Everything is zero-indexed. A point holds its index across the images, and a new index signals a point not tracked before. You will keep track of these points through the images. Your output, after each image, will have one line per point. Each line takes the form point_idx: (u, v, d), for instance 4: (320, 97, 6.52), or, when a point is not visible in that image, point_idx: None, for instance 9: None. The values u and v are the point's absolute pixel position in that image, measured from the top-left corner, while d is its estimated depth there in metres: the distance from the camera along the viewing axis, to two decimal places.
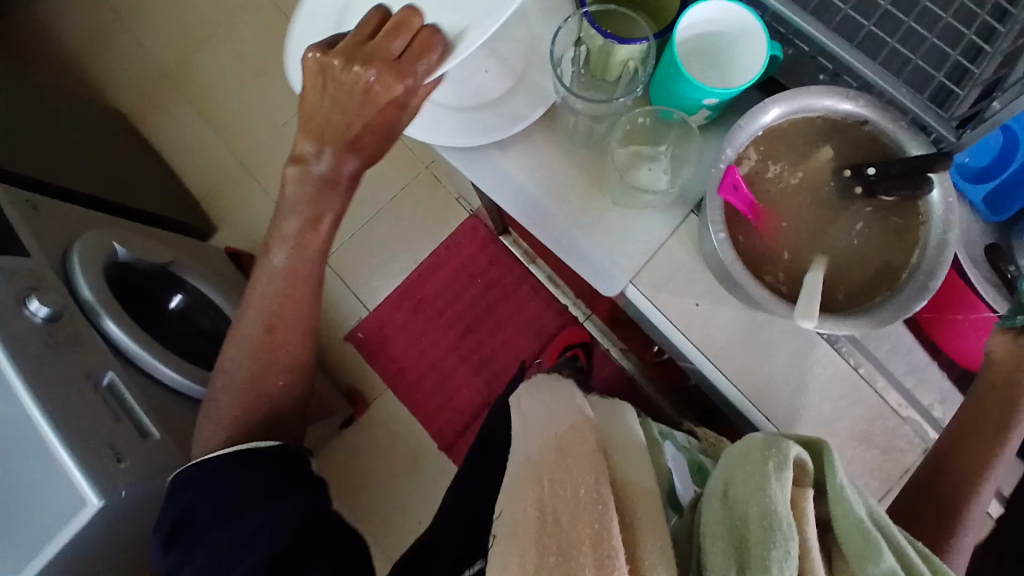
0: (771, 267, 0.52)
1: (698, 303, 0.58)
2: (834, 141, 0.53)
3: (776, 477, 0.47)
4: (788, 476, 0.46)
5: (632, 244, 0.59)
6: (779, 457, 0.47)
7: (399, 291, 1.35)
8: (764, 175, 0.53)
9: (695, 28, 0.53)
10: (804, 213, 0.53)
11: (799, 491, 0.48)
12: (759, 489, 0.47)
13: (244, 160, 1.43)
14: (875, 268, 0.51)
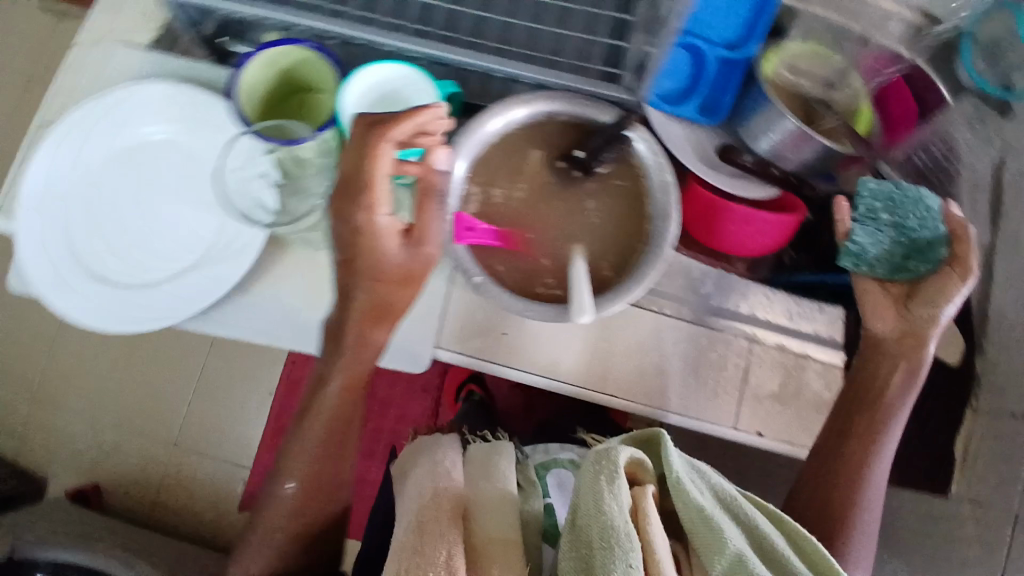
0: (539, 277, 0.64)
1: (506, 331, 0.71)
2: (535, 148, 0.66)
3: (609, 490, 0.52)
4: (619, 483, 0.52)
5: (436, 308, 0.70)
6: (610, 465, 0.53)
7: (274, 416, 1.36)
8: (496, 198, 0.65)
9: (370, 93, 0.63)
10: (546, 226, 0.65)
11: (638, 491, 0.54)
12: (598, 505, 0.51)
13: (43, 399, 1.39)
14: (614, 248, 0.66)
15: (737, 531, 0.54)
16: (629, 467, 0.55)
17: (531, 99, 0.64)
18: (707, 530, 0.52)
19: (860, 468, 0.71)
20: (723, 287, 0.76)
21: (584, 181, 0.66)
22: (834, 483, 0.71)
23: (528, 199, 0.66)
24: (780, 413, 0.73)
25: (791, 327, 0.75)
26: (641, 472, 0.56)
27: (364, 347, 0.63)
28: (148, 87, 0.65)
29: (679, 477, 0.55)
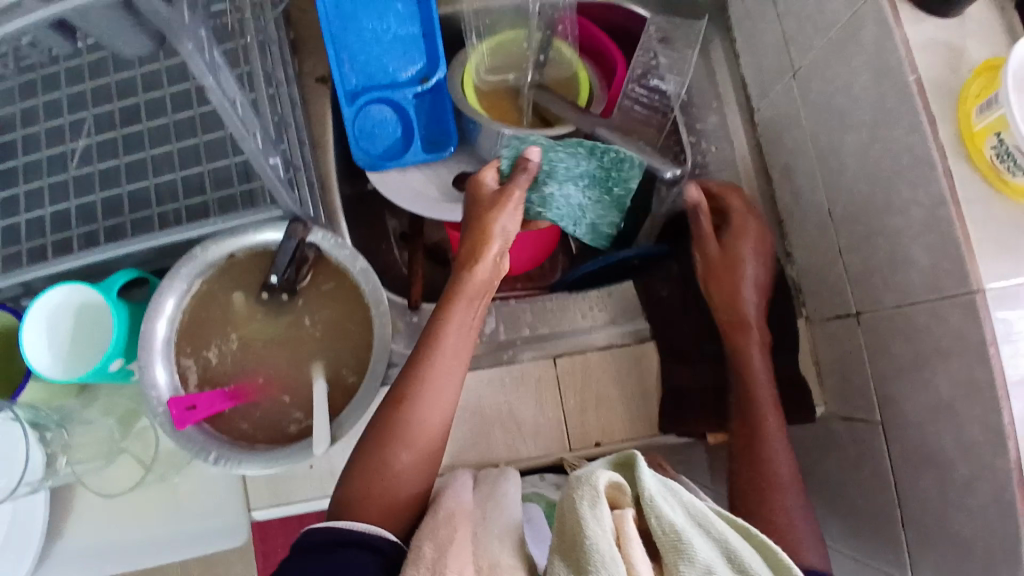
0: (286, 416, 0.62)
1: (313, 463, 0.66)
2: (236, 291, 0.64)
3: (591, 514, 0.44)
4: (602, 506, 0.44)
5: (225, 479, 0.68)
6: (590, 491, 0.45)
7: None
8: (212, 362, 0.63)
9: (51, 321, 0.61)
10: (271, 360, 0.63)
11: (620, 515, 0.46)
12: (579, 531, 0.44)
13: None
14: (347, 350, 0.63)
15: (709, 547, 0.45)
16: (610, 493, 0.47)
17: (194, 261, 0.62)
18: (675, 552, 0.43)
19: (767, 439, 0.64)
20: (507, 314, 0.75)
21: (294, 299, 0.64)
22: (758, 465, 0.63)
23: (246, 340, 0.64)
24: (611, 411, 0.72)
25: (583, 322, 0.75)
26: (622, 496, 0.47)
27: (410, 438, 0.56)
28: None
29: (655, 493, 0.46)
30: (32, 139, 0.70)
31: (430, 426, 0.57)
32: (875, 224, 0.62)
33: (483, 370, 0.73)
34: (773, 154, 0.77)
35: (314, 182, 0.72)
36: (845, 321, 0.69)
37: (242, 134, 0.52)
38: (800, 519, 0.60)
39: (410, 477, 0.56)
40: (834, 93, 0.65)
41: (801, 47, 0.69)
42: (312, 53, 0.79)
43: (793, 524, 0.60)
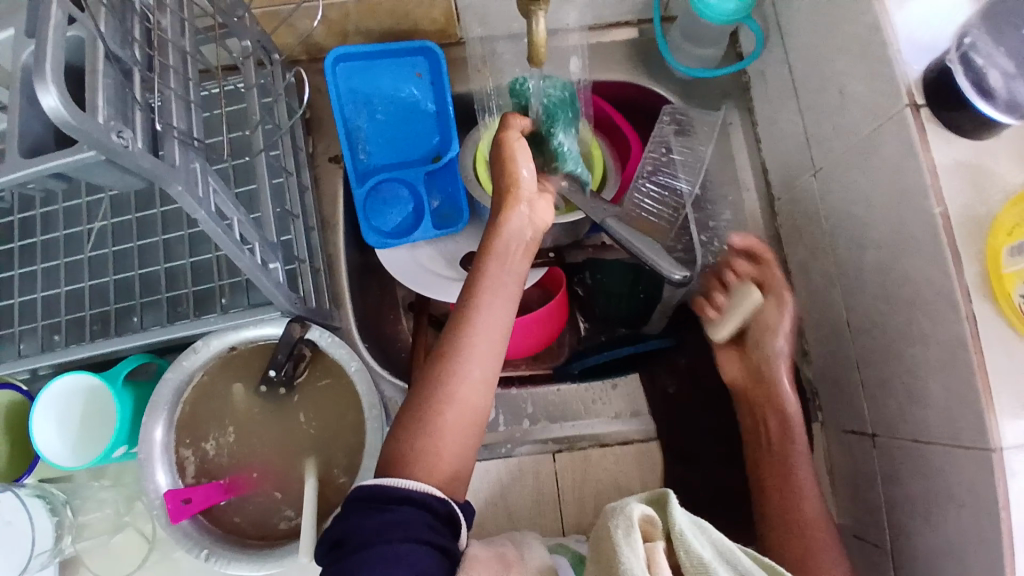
0: (279, 512, 0.63)
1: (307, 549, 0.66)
2: (236, 382, 0.65)
3: (625, 540, 0.46)
4: (638, 534, 0.47)
5: None
6: (625, 519, 0.47)
7: None
8: (210, 454, 0.64)
9: (62, 408, 0.63)
10: (266, 454, 0.64)
11: (652, 546, 0.47)
12: (616, 561, 0.45)
13: None
14: (341, 448, 0.64)
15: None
16: (642, 526, 0.49)
17: (195, 355, 0.63)
18: None
19: (793, 484, 0.65)
20: (508, 406, 0.74)
21: (292, 393, 0.65)
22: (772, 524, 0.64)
23: (242, 432, 0.65)
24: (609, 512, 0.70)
25: (585, 417, 0.73)
26: (654, 530, 0.49)
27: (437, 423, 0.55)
28: None
29: (685, 528, 0.49)
30: (52, 219, 0.73)
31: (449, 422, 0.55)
32: (894, 350, 0.59)
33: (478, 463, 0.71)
34: (790, 249, 0.73)
35: (321, 266, 0.73)
36: (860, 438, 0.65)
37: (238, 255, 0.52)
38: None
39: (455, 430, 0.55)
40: (854, 202, 0.61)
41: (821, 146, 0.66)
42: (327, 131, 0.80)
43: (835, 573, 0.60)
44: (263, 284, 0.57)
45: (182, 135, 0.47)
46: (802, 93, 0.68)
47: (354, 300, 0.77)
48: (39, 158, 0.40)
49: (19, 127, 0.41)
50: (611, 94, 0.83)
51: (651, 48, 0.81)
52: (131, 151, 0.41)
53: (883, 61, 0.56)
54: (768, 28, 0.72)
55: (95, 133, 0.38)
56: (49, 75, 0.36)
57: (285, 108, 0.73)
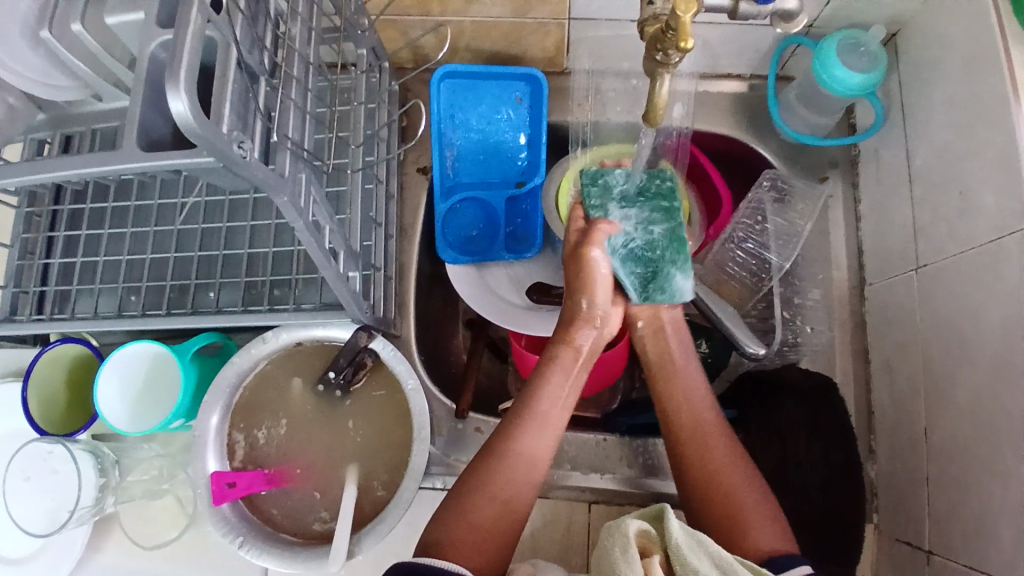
0: (314, 512, 0.64)
1: None
2: (296, 377, 0.67)
3: (624, 560, 0.46)
4: (634, 551, 0.46)
5: None
6: (621, 538, 0.47)
7: None
8: (259, 441, 0.66)
9: (130, 373, 0.66)
10: (313, 453, 0.65)
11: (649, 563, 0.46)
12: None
13: None
14: (384, 462, 0.64)
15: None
16: (638, 542, 0.48)
17: (264, 344, 0.65)
18: None
19: (686, 393, 0.64)
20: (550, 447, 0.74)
21: (346, 397, 0.66)
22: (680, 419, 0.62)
23: (294, 428, 0.66)
24: None
25: (624, 472, 0.72)
26: (653, 546, 0.48)
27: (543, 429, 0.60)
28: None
29: (683, 544, 0.47)
30: (147, 185, 0.76)
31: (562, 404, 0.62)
32: (966, 475, 0.55)
33: None
34: (874, 339, 0.70)
35: (394, 274, 0.74)
36: (913, 551, 0.61)
37: (324, 265, 0.53)
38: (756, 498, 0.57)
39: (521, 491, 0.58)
40: (954, 308, 0.58)
41: (930, 244, 0.62)
42: (422, 140, 0.81)
43: (755, 517, 0.55)
44: (340, 292, 0.57)
45: (295, 145, 0.48)
46: (918, 185, 0.65)
47: (419, 312, 0.78)
48: (158, 155, 0.41)
49: (141, 121, 0.42)
50: (712, 145, 0.82)
51: (761, 105, 0.79)
52: (248, 162, 0.41)
53: (1013, 175, 0.53)
54: (890, 108, 0.69)
55: (218, 143, 0.39)
56: (184, 80, 0.36)
57: (387, 114, 0.74)
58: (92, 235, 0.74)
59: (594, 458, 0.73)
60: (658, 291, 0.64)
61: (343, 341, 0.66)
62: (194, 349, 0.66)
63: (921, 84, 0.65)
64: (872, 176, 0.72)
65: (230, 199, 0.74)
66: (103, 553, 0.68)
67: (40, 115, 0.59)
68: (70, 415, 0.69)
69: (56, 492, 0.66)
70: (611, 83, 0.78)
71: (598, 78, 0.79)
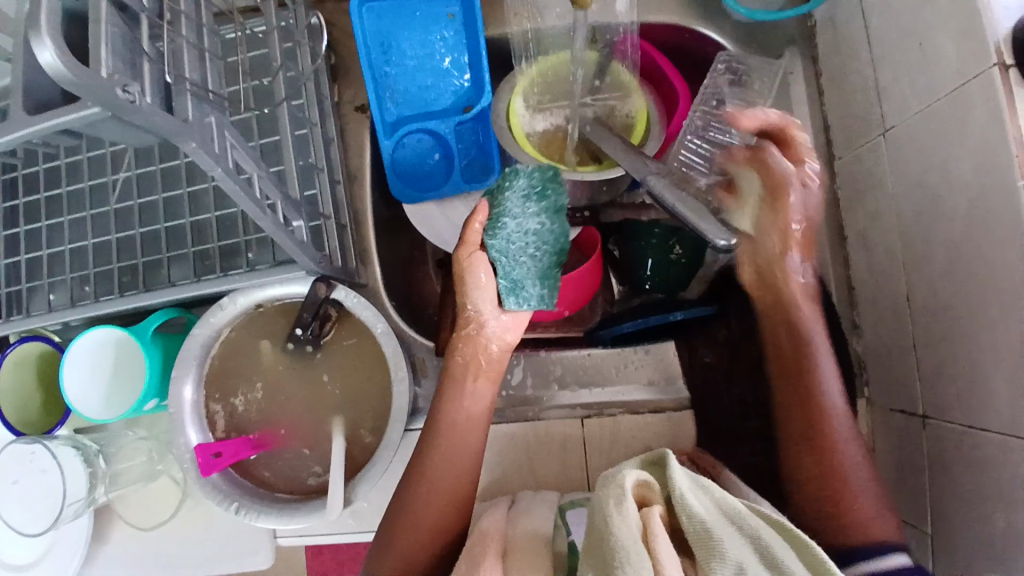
0: (307, 468, 0.64)
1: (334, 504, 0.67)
2: (264, 339, 0.65)
3: (619, 513, 0.45)
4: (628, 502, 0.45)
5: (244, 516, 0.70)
6: (617, 490, 0.46)
7: None
8: (239, 408, 0.65)
9: (94, 366, 0.64)
10: (296, 411, 0.65)
11: (649, 513, 0.46)
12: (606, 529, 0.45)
13: None
14: (368, 409, 0.64)
15: (742, 545, 0.44)
16: (637, 491, 0.48)
17: (222, 311, 0.63)
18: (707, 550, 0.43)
19: None
20: (536, 370, 0.73)
21: (318, 350, 0.65)
22: None
23: (271, 389, 0.65)
24: None
25: (615, 382, 0.72)
26: (652, 494, 0.48)
27: (455, 456, 0.61)
28: None
29: (684, 490, 0.46)
30: (75, 169, 0.72)
31: (474, 416, 0.62)
32: (954, 336, 0.54)
33: (505, 424, 0.71)
34: (848, 213, 0.68)
35: (348, 222, 0.71)
36: (907, 419, 0.61)
37: (260, 215, 0.50)
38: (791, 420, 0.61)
39: (440, 520, 0.59)
40: (922, 167, 0.56)
41: (895, 104, 0.59)
42: (356, 77, 0.77)
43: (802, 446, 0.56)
44: (286, 243, 0.55)
45: (196, 88, 0.44)
46: (876, 44, 0.61)
47: (382, 257, 0.76)
48: (47, 115, 0.38)
49: (20, 82, 0.39)
50: (659, 37, 0.77)
51: None
52: (140, 106, 0.38)
53: (971, 11, 0.49)
54: None
55: (100, 90, 0.36)
56: (43, 25, 0.33)
57: (310, 52, 0.69)
58: (29, 229, 0.71)
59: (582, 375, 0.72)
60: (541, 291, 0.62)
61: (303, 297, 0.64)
62: (152, 328, 0.64)
63: None
64: (829, 44, 0.68)
65: (162, 170, 0.70)
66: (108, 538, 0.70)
67: None
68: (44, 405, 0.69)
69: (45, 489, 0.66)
70: None
71: None
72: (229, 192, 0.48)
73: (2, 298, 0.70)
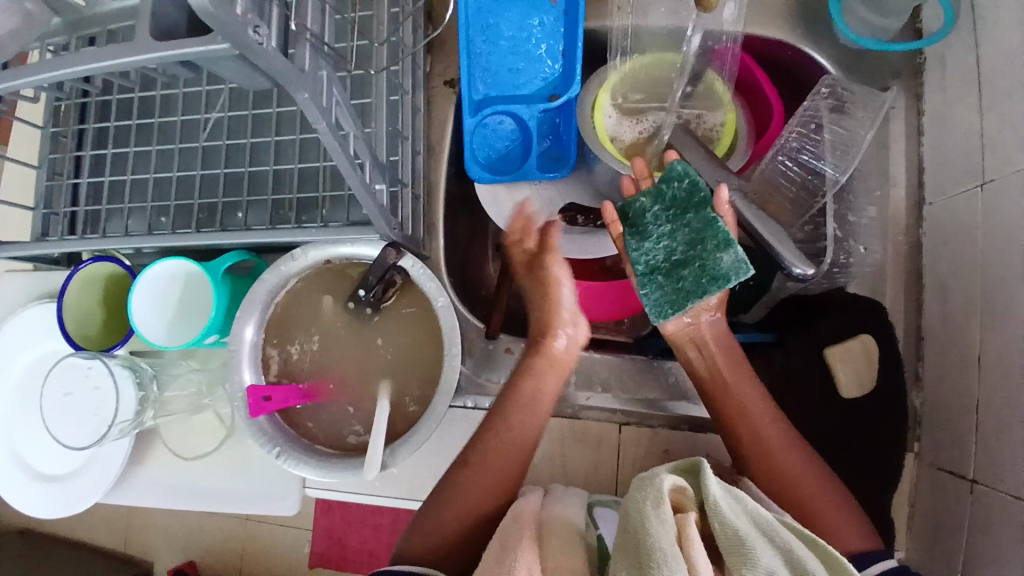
0: (348, 425, 0.65)
1: None
2: (326, 294, 0.67)
3: (654, 515, 0.45)
4: (665, 504, 0.45)
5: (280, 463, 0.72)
6: (653, 492, 0.47)
7: None
8: (293, 357, 0.66)
9: (157, 295, 0.66)
10: (346, 369, 0.66)
11: (683, 516, 0.46)
12: (641, 527, 0.45)
13: None
14: (415, 378, 0.65)
15: (775, 556, 0.45)
16: (672, 496, 0.48)
17: (293, 262, 0.64)
18: (741, 559, 0.43)
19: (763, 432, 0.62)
20: (581, 369, 0.73)
21: (376, 314, 0.66)
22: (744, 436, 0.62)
23: (326, 344, 0.67)
24: None
25: (658, 394, 0.71)
26: (687, 500, 0.48)
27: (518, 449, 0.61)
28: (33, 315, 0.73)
29: (719, 500, 0.47)
30: (170, 102, 0.74)
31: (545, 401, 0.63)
32: (1022, 401, 0.52)
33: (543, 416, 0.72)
34: (928, 260, 0.66)
35: (421, 192, 0.72)
36: (955, 479, 0.60)
37: (350, 172, 0.51)
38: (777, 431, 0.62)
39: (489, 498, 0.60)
40: (1019, 224, 0.54)
41: (999, 156, 0.57)
42: (449, 51, 0.77)
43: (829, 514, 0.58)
44: (366, 204, 0.56)
45: (314, 38, 0.45)
46: (989, 91, 0.59)
47: (447, 233, 0.77)
48: (173, 43, 0.38)
49: (154, 10, 0.39)
50: (758, 53, 0.76)
51: (818, 6, 0.72)
52: (264, 49, 0.38)
53: None
54: (963, 6, 0.62)
55: (232, 27, 0.36)
56: None
57: (411, 20, 0.70)
58: (119, 154, 0.74)
59: (628, 379, 0.72)
60: (713, 282, 0.57)
61: (372, 259, 0.65)
62: (224, 266, 0.66)
63: None
64: (936, 84, 0.66)
65: (252, 115, 0.72)
66: (150, 461, 0.72)
67: (57, 19, 0.55)
68: (107, 326, 0.71)
69: (98, 401, 0.68)
70: None
71: None
72: (326, 146, 0.48)
73: (83, 215, 0.73)
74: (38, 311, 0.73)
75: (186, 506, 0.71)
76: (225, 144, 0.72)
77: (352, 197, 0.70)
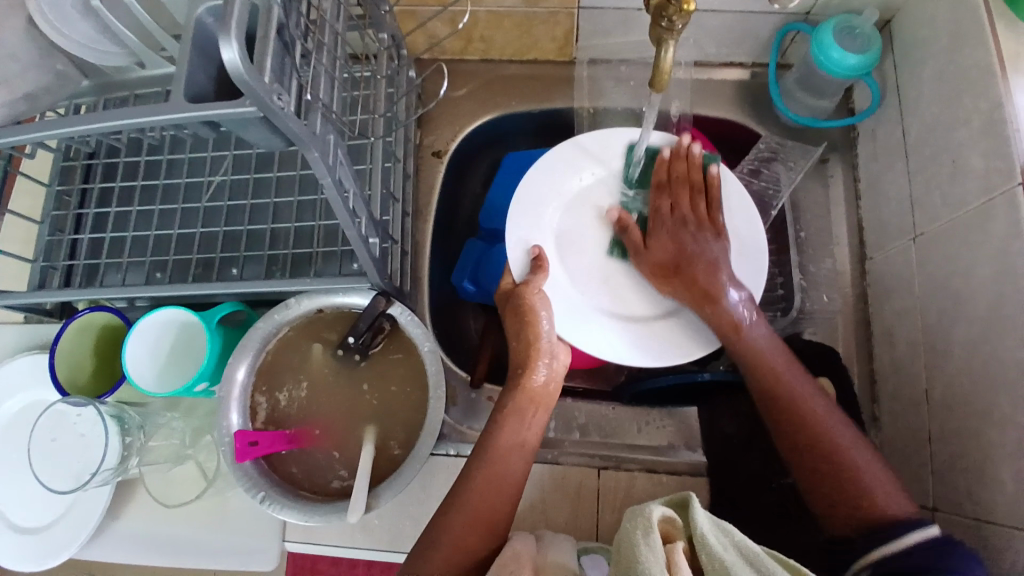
0: (333, 470, 0.66)
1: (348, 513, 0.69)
2: (315, 342, 0.70)
3: (645, 545, 0.46)
4: (655, 535, 0.47)
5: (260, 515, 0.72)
6: (644, 522, 0.48)
7: None
8: (281, 404, 0.68)
9: (149, 343, 0.69)
10: (332, 415, 0.68)
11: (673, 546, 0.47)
12: (633, 559, 0.46)
13: None
14: (401, 423, 0.67)
15: None
16: (662, 527, 0.49)
17: (287, 310, 0.68)
18: None
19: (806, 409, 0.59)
20: (560, 415, 0.78)
21: (364, 360, 0.69)
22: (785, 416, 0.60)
23: (314, 391, 0.69)
24: None
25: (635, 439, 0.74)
26: (677, 532, 0.49)
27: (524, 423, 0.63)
28: (17, 366, 0.74)
29: (708, 532, 0.47)
30: (174, 167, 0.80)
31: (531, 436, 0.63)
32: (966, 430, 0.57)
33: None
34: (874, 308, 0.72)
35: (409, 249, 0.78)
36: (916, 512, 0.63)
37: (350, 225, 0.56)
38: (833, 435, 0.58)
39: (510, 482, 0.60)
40: (947, 272, 0.61)
41: (926, 212, 0.65)
42: (437, 124, 0.85)
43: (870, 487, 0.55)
44: (362, 257, 0.61)
45: (324, 107, 0.51)
46: (913, 157, 0.67)
47: (432, 289, 0.81)
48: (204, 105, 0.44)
49: (188, 76, 0.45)
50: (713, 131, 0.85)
51: (763, 90, 0.82)
52: (285, 112, 0.44)
53: (1000, 137, 0.55)
54: (885, 91, 0.72)
55: (261, 92, 0.42)
56: (233, 31, 0.39)
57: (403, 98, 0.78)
58: (121, 212, 0.79)
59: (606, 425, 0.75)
60: None
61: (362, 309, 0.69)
62: (218, 316, 0.70)
63: (913, 62, 0.68)
64: (868, 155, 0.75)
65: (254, 179, 0.78)
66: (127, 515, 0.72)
67: (84, 82, 0.62)
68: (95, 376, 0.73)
69: (80, 451, 0.69)
70: (620, 70, 0.82)
71: (608, 64, 0.82)
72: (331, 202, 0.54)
73: (82, 269, 0.77)
74: (26, 363, 0.74)
75: (162, 560, 0.71)
76: (226, 205, 0.78)
77: (344, 253, 0.75)
